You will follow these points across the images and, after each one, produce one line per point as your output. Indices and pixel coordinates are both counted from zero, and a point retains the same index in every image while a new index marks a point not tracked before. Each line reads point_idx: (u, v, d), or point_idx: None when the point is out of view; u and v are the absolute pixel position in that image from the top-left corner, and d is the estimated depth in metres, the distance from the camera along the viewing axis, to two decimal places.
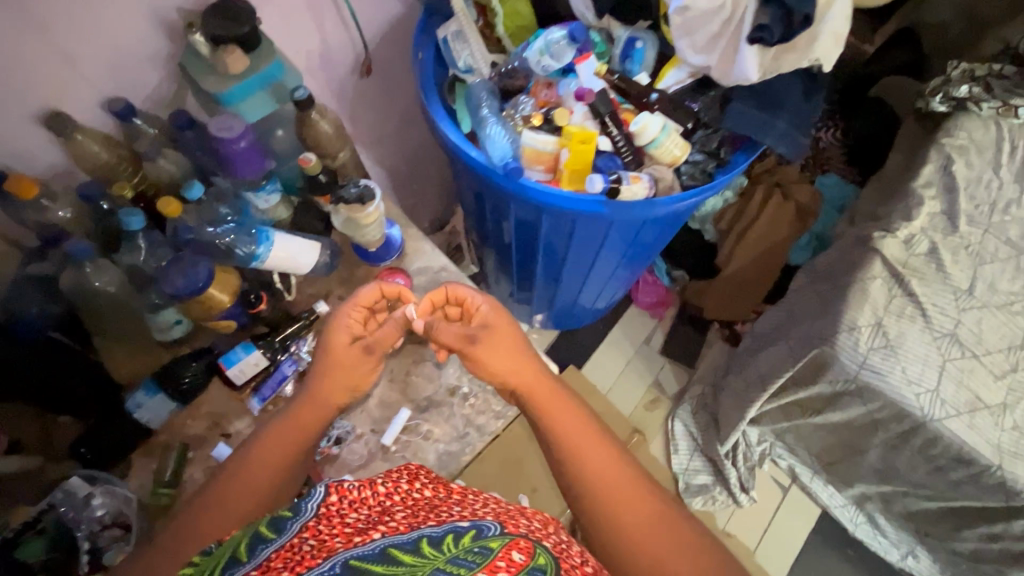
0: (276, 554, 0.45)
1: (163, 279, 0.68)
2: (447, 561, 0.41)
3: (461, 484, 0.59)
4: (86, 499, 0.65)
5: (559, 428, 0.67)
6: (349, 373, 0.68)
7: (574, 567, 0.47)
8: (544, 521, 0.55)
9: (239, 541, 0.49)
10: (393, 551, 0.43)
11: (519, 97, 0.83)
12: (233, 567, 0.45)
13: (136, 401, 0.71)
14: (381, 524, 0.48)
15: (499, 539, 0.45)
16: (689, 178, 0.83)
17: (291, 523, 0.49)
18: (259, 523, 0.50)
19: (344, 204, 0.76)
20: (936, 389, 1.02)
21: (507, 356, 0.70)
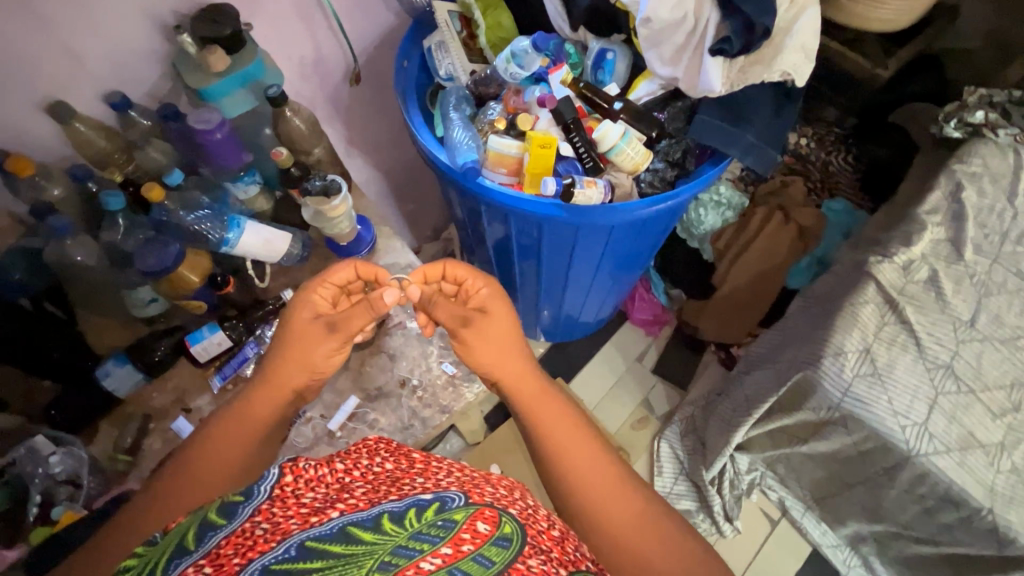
0: (228, 541, 0.42)
1: (136, 257, 0.73)
2: (409, 537, 0.41)
3: (424, 453, 0.56)
4: (47, 456, 0.70)
5: (542, 417, 0.67)
6: (309, 349, 0.66)
7: (540, 533, 0.48)
8: (511, 487, 0.52)
9: (186, 528, 0.44)
10: (351, 529, 0.41)
11: (489, 104, 0.86)
12: (178, 559, 0.41)
13: (105, 369, 0.76)
14: (340, 501, 0.45)
15: (464, 510, 0.45)
16: (648, 186, 0.84)
17: (243, 508, 0.45)
18: (209, 508, 0.46)
19: (310, 197, 0.80)
20: (924, 422, 0.96)
21: (495, 338, 0.69)
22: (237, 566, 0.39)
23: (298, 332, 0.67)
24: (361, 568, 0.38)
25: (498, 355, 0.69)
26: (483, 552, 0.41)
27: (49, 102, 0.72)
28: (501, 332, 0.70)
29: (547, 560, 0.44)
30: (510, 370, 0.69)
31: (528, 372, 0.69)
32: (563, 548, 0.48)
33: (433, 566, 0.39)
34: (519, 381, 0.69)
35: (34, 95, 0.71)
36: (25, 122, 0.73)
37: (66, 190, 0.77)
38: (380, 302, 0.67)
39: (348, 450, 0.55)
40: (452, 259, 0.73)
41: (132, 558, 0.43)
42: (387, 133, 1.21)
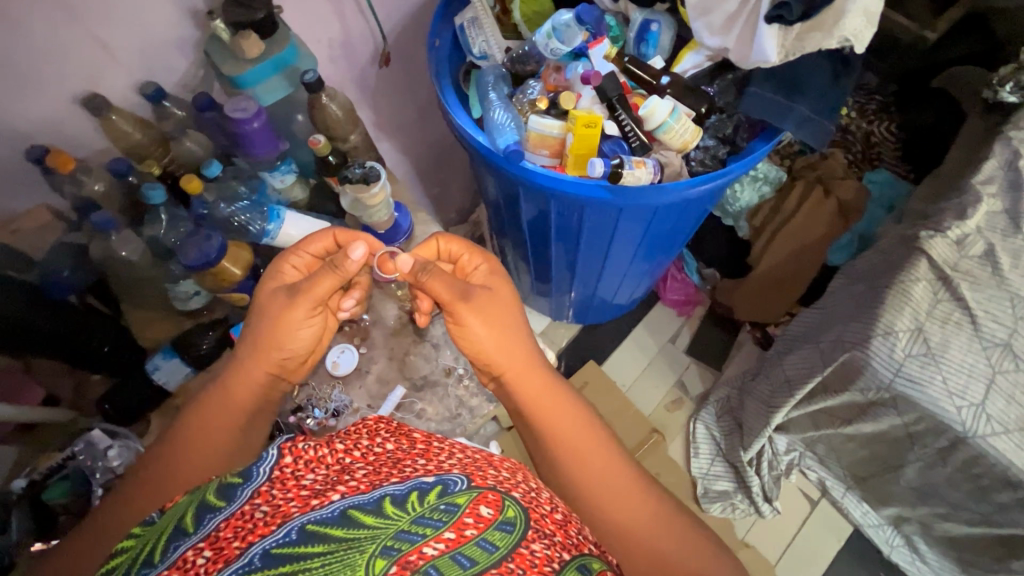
0: (229, 523, 0.40)
1: (180, 252, 0.72)
2: (412, 522, 0.41)
3: (424, 432, 0.55)
4: (105, 450, 0.70)
5: (549, 414, 0.64)
6: (277, 323, 0.64)
7: (544, 516, 0.46)
8: (514, 469, 0.52)
9: (186, 508, 0.42)
10: (353, 513, 0.40)
11: (528, 83, 0.83)
12: (179, 542, 0.40)
13: (153, 363, 0.76)
14: (342, 483, 0.43)
15: (467, 494, 0.44)
16: (699, 164, 0.81)
17: (242, 490, 0.43)
18: (209, 487, 0.44)
19: (349, 184, 0.78)
20: (981, 403, 0.92)
21: (497, 324, 0.66)
22: (238, 550, 0.38)
23: (268, 304, 0.65)
24: (363, 553, 0.38)
25: (501, 343, 0.65)
26: (486, 536, 0.41)
27: (85, 95, 0.71)
28: (502, 315, 0.66)
29: (552, 544, 0.43)
30: (513, 360, 0.65)
31: (534, 364, 0.66)
32: (567, 530, 0.47)
33: (435, 552, 0.39)
34: (522, 375, 0.65)
35: (70, 88, 0.70)
36: (63, 118, 0.72)
37: (107, 185, 0.76)
38: (346, 262, 0.64)
39: (349, 430, 0.53)
40: (445, 234, 0.71)
41: (130, 537, 0.42)
42: (416, 115, 1.18)
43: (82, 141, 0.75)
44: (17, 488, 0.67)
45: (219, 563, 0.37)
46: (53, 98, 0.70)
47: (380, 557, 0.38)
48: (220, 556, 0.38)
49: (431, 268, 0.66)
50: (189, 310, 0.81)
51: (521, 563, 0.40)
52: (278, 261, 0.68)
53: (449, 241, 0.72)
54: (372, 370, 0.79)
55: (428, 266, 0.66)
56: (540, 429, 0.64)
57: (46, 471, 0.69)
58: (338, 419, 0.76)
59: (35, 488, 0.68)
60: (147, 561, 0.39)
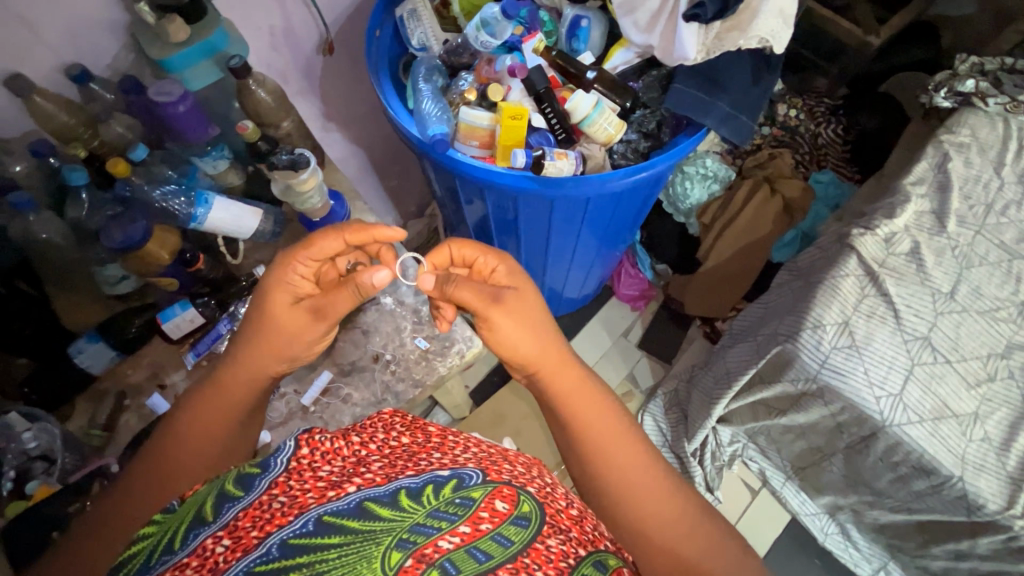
0: (246, 513, 0.42)
1: (103, 234, 0.72)
2: (426, 515, 0.42)
3: (439, 427, 0.57)
4: (20, 433, 0.70)
5: (580, 408, 0.66)
6: (281, 334, 0.63)
7: (558, 511, 0.49)
8: (528, 465, 0.55)
9: (204, 498, 0.45)
10: (369, 505, 0.42)
11: (461, 75, 0.84)
12: (197, 530, 0.42)
13: (77, 347, 0.76)
14: (358, 475, 0.45)
15: (482, 488, 0.46)
16: (621, 157, 0.83)
17: (259, 480, 0.45)
18: (228, 476, 0.46)
19: (277, 170, 0.79)
20: (899, 394, 0.96)
21: (526, 322, 0.67)
22: (257, 540, 0.39)
23: (277, 318, 0.62)
24: (379, 545, 0.39)
25: (532, 341, 0.66)
26: (501, 531, 0.43)
27: (7, 75, 0.70)
28: (531, 315, 0.68)
29: (567, 539, 0.46)
30: (546, 356, 0.67)
31: (566, 362, 0.68)
32: (582, 526, 0.50)
33: (451, 545, 0.41)
34: (556, 372, 0.67)
35: None
36: None
37: (30, 166, 0.75)
38: (369, 285, 0.62)
39: (365, 423, 0.56)
40: (458, 241, 0.71)
41: (150, 524, 0.45)
42: (365, 106, 1.18)
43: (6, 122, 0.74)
44: None
45: (237, 552, 0.39)
46: None
47: (395, 550, 0.39)
48: (238, 544, 0.40)
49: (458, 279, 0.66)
50: (118, 294, 0.82)
51: (536, 558, 0.42)
52: (278, 274, 0.63)
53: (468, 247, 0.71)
54: None
55: (450, 277, 0.66)
56: (571, 423, 0.66)
57: None
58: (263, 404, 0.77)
59: None
60: (167, 545, 0.41)
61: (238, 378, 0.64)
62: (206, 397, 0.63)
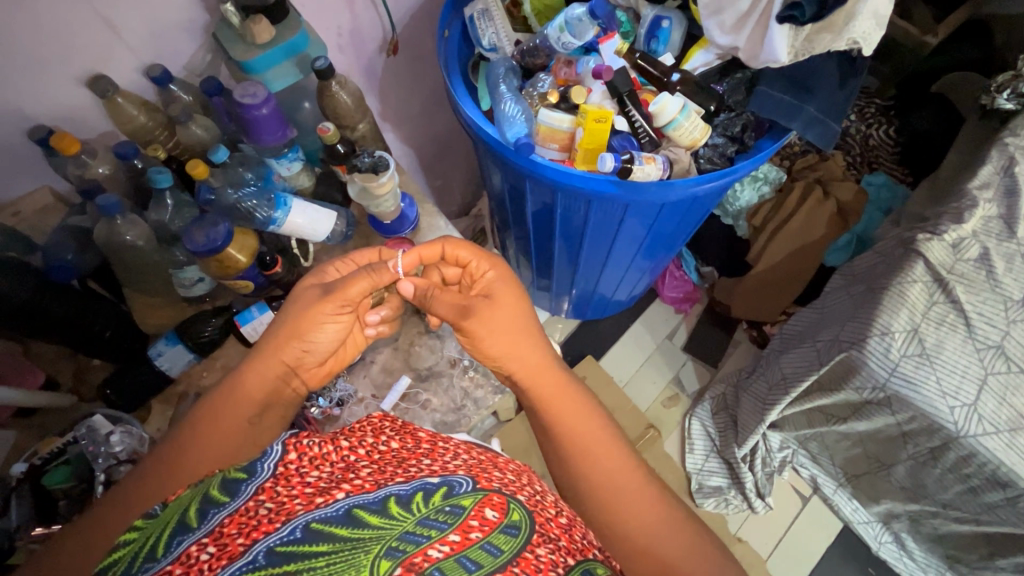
0: (232, 519, 0.40)
1: (186, 237, 0.72)
2: (417, 524, 0.41)
3: (428, 432, 0.56)
4: (107, 435, 0.69)
5: (560, 411, 0.67)
6: (303, 317, 0.65)
7: (548, 521, 0.48)
8: (519, 472, 0.53)
9: (189, 502, 0.42)
10: (358, 512, 0.41)
11: (539, 76, 0.82)
12: (181, 537, 0.39)
13: (157, 349, 0.76)
14: (346, 481, 0.44)
15: (472, 496, 0.45)
16: (707, 162, 0.80)
17: (247, 485, 0.43)
18: (213, 481, 0.44)
19: (358, 173, 0.78)
20: (973, 403, 0.94)
21: (504, 327, 0.67)
22: (243, 548, 0.38)
23: (298, 301, 0.67)
24: (368, 553, 0.38)
25: (511, 348, 0.68)
26: (491, 540, 0.42)
27: (92, 77, 0.70)
28: (508, 321, 0.68)
29: (556, 548, 0.45)
30: (523, 363, 0.68)
31: (545, 367, 0.69)
32: (571, 535, 0.48)
33: (441, 554, 0.40)
34: (536, 375, 0.68)
35: (77, 69, 0.69)
36: (70, 98, 0.71)
37: (111, 167, 0.75)
38: (384, 270, 0.69)
39: (351, 428, 0.54)
40: (453, 240, 0.72)
41: (132, 530, 0.41)
42: (421, 105, 1.17)
43: (87, 122, 0.74)
44: (16, 474, 0.67)
45: (223, 559, 0.37)
46: (59, 77, 0.68)
47: (385, 558, 0.38)
48: (225, 552, 0.38)
49: (433, 291, 0.68)
50: (193, 297, 0.81)
51: (526, 567, 0.41)
52: (321, 266, 0.71)
53: (457, 246, 0.72)
54: (377, 360, 0.79)
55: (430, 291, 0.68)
56: (554, 431, 0.67)
57: (47, 456, 0.68)
58: (342, 409, 0.76)
59: (35, 473, 0.67)
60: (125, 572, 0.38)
61: (257, 375, 0.65)
62: (224, 393, 0.64)
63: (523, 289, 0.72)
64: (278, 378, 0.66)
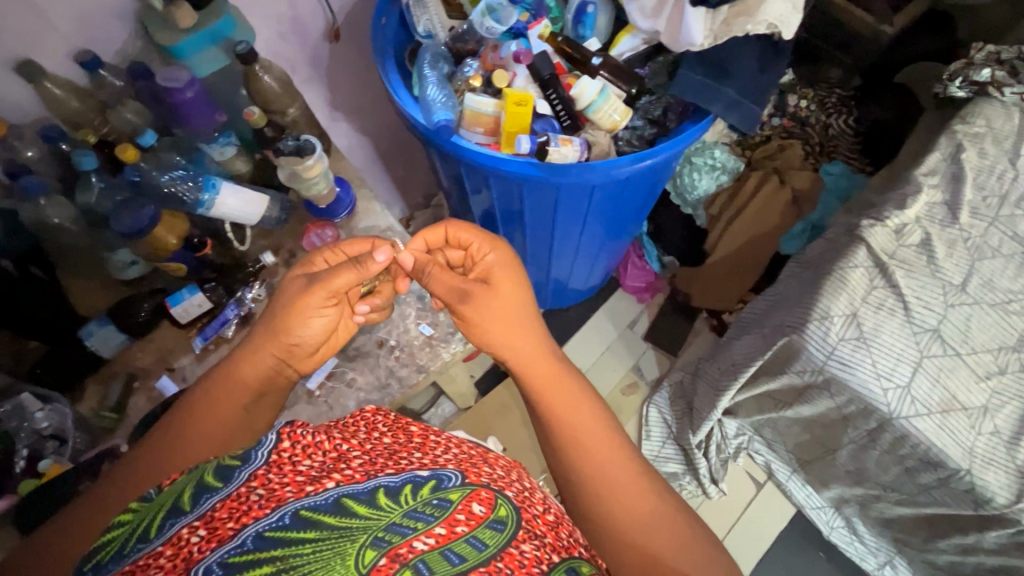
0: (224, 504, 0.40)
1: (114, 218, 0.73)
2: (403, 515, 0.41)
3: (422, 426, 0.55)
4: (33, 411, 0.72)
5: (555, 401, 0.66)
6: (289, 312, 0.64)
7: (535, 516, 0.48)
8: (508, 468, 0.54)
9: (184, 486, 0.42)
10: (346, 501, 0.41)
11: (467, 62, 0.84)
12: (174, 519, 0.40)
13: (88, 329, 0.78)
14: (337, 471, 0.44)
15: (460, 491, 0.45)
16: (626, 144, 0.82)
17: (239, 472, 0.42)
18: (207, 467, 0.43)
19: (284, 157, 0.80)
20: (907, 385, 0.95)
21: (508, 315, 0.68)
22: (232, 532, 0.38)
23: (286, 292, 0.66)
24: (354, 543, 0.38)
25: (508, 335, 0.67)
26: (477, 534, 0.42)
27: (19, 61, 0.71)
28: (507, 308, 0.68)
29: (542, 545, 0.46)
30: (517, 352, 0.68)
31: (541, 356, 0.68)
32: (558, 532, 0.49)
33: (426, 546, 0.40)
34: (531, 364, 0.68)
35: (3, 53, 0.70)
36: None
37: (41, 151, 0.76)
38: (369, 262, 0.66)
39: (343, 420, 0.53)
40: (456, 222, 0.72)
41: (128, 512, 0.42)
42: (373, 95, 1.18)
43: (19, 107, 0.75)
44: None
45: (213, 542, 0.38)
46: None
47: (370, 549, 0.38)
48: (214, 535, 0.38)
49: (433, 270, 0.68)
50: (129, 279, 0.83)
51: (510, 562, 0.42)
52: (310, 255, 0.71)
53: (461, 227, 0.73)
54: None
55: (431, 267, 0.69)
56: (550, 422, 0.66)
57: None
58: None
59: None
60: (119, 551, 0.39)
61: (250, 364, 0.65)
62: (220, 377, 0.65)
63: (523, 270, 0.71)
64: (272, 368, 0.66)
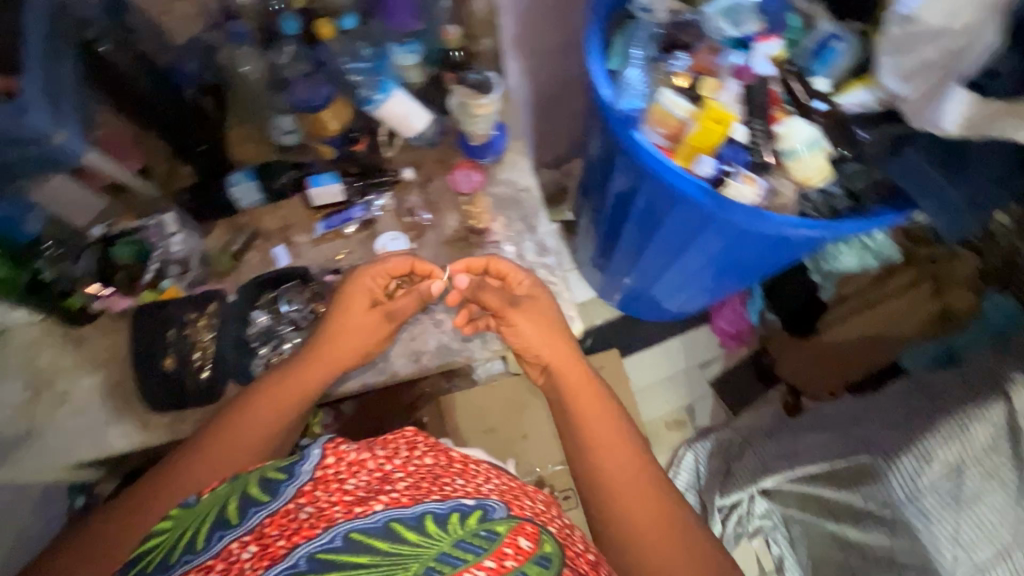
0: (271, 520, 0.52)
1: (291, 87, 0.78)
2: (452, 545, 0.48)
3: (460, 453, 0.65)
4: (171, 233, 0.78)
5: (586, 412, 0.68)
6: (355, 321, 0.73)
7: (578, 555, 0.55)
8: (548, 504, 0.62)
9: (229, 496, 0.55)
10: (396, 526, 0.49)
11: (677, 54, 0.77)
12: (223, 532, 0.51)
13: (235, 178, 0.82)
14: (383, 493, 0.53)
15: (505, 523, 0.52)
16: (811, 208, 0.73)
17: (286, 488, 0.54)
18: (249, 481, 0.56)
19: (463, 86, 0.77)
20: (984, 566, 0.84)
21: (544, 326, 0.73)
22: (284, 550, 0.48)
23: (348, 306, 0.73)
24: (407, 569, 0.46)
25: (548, 347, 0.72)
26: (526, 569, 0.48)
27: None
28: (547, 327, 0.73)
29: None
30: (554, 355, 0.72)
31: (577, 367, 0.71)
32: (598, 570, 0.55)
33: None
34: (571, 374, 0.71)
35: None
36: None
37: None
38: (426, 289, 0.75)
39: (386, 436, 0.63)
40: (496, 257, 0.76)
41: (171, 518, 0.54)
42: None
43: None
44: (94, 236, 0.78)
45: (266, 558, 0.48)
46: None
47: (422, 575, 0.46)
48: (266, 551, 0.49)
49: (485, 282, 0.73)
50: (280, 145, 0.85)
51: None
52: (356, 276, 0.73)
53: (498, 262, 0.78)
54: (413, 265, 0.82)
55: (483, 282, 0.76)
56: (579, 434, 0.67)
57: (119, 232, 0.77)
58: None
59: (105, 242, 0.77)
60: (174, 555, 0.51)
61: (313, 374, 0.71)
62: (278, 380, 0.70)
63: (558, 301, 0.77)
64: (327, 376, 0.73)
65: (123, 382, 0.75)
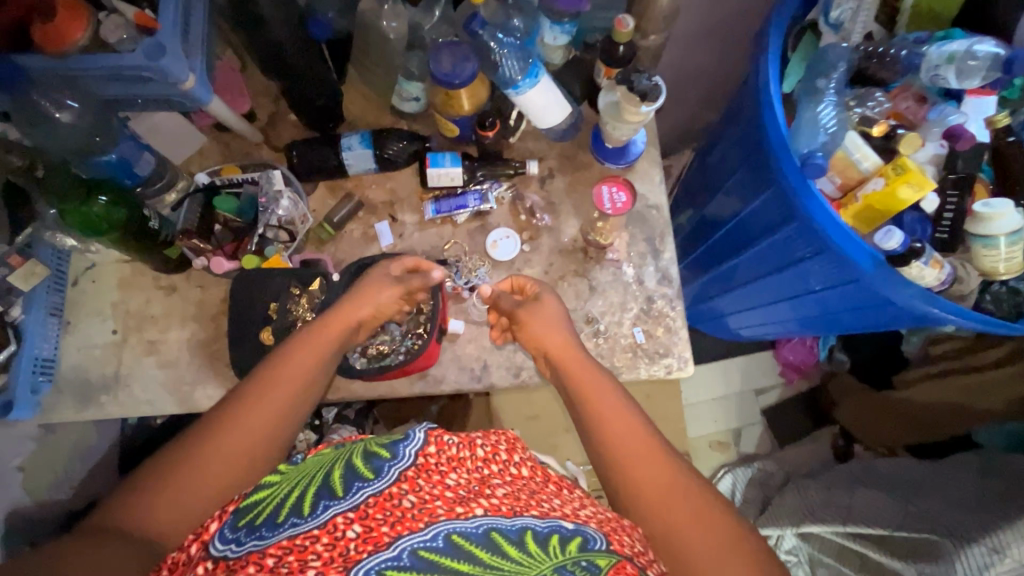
0: (377, 502, 0.43)
1: (434, 54, 0.68)
2: (551, 570, 0.39)
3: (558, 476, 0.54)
4: (276, 196, 0.70)
5: (591, 393, 0.56)
6: (367, 300, 0.63)
7: None
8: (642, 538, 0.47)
9: (333, 467, 0.46)
10: (497, 537, 0.41)
11: (873, 93, 0.69)
12: (328, 502, 0.43)
13: (349, 142, 0.75)
14: (483, 498, 0.44)
15: (607, 558, 0.42)
16: (989, 301, 0.67)
17: (388, 467, 0.46)
18: (356, 451, 0.48)
19: (626, 87, 0.68)
20: None
21: (553, 320, 0.63)
22: (388, 539, 0.39)
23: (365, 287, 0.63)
24: None
25: (555, 342, 0.61)
26: None
27: None
28: (558, 323, 0.63)
29: None
30: (557, 345, 0.61)
31: (577, 352, 0.60)
32: None
33: None
34: (569, 357, 0.60)
35: None
36: None
37: None
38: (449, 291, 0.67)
39: (487, 430, 0.54)
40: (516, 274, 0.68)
41: (275, 475, 0.48)
42: None
43: None
44: (199, 183, 0.73)
45: (368, 544, 0.39)
46: None
47: None
48: (370, 536, 0.40)
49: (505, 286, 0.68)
50: (400, 111, 0.78)
51: None
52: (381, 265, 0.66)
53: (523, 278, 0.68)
54: (523, 270, 0.77)
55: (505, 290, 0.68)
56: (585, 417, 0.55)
57: (224, 182, 0.72)
58: (470, 294, 0.75)
59: (210, 190, 0.72)
60: (272, 518, 0.43)
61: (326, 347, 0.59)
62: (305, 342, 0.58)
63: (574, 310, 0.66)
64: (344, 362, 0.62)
65: (211, 341, 0.72)
